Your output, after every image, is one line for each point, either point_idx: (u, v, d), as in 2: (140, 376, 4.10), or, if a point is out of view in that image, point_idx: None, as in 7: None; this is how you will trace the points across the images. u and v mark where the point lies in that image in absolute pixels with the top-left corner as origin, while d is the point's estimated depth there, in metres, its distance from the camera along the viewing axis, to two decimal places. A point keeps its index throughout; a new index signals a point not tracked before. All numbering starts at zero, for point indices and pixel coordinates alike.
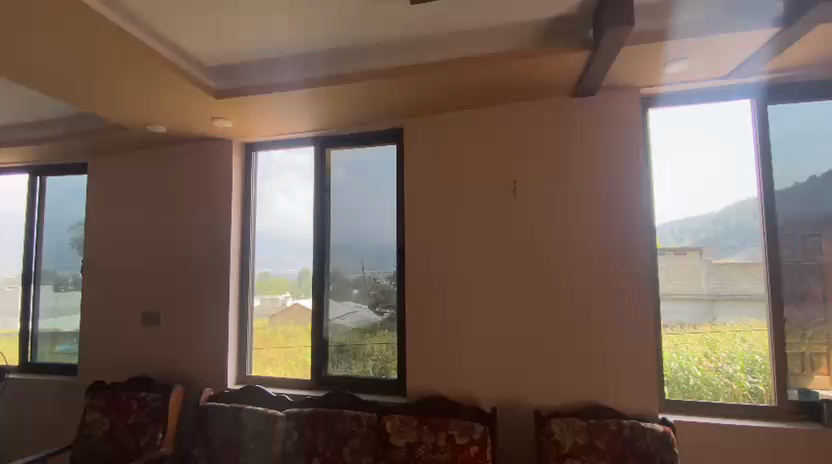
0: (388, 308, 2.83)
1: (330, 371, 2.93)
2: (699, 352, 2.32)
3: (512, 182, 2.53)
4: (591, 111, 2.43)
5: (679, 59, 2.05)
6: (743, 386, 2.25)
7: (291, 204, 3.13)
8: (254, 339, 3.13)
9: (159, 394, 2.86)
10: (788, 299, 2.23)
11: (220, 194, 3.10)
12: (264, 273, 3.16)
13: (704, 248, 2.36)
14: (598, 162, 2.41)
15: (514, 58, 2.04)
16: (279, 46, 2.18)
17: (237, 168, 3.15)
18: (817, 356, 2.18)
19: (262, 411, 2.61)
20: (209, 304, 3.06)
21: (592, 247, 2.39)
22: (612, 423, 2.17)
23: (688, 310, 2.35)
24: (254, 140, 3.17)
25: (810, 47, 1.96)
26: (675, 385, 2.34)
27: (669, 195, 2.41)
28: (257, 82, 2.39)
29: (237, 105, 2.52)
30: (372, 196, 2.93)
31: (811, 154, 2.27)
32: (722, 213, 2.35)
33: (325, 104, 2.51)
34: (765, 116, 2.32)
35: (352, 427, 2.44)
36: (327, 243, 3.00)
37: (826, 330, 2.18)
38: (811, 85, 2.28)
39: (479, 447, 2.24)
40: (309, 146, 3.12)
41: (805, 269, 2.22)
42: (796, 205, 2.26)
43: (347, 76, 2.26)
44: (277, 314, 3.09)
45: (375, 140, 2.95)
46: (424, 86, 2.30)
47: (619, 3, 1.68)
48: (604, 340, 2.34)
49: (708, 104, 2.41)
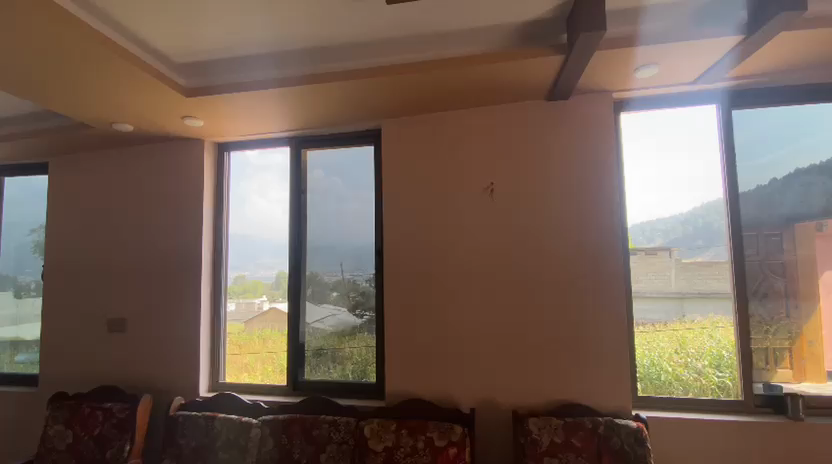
0: (367, 311, 2.80)
1: (308, 376, 2.87)
2: (670, 348, 2.39)
3: (489, 184, 2.55)
4: (566, 113, 2.48)
5: (648, 66, 2.12)
6: (711, 380, 2.34)
7: (266, 205, 3.06)
8: (228, 345, 3.04)
9: (126, 405, 2.72)
10: (752, 296, 2.32)
11: (191, 195, 3.00)
12: (239, 277, 3.07)
13: (674, 248, 2.43)
14: (574, 164, 2.45)
15: (492, 60, 2.06)
16: (254, 46, 2.13)
17: (209, 169, 3.06)
18: (780, 351, 2.28)
19: (236, 419, 2.54)
20: (180, 309, 2.95)
21: (568, 248, 2.43)
22: (588, 421, 2.21)
23: (660, 308, 2.42)
24: (227, 140, 3.08)
25: (769, 56, 2.07)
26: (647, 381, 2.41)
27: (640, 196, 2.48)
28: (231, 80, 2.33)
29: (209, 103, 2.45)
30: (350, 197, 2.89)
31: (774, 157, 2.37)
32: (690, 214, 2.43)
33: (302, 104, 2.46)
34: (729, 121, 2.42)
35: (329, 432, 2.40)
36: (303, 245, 2.94)
37: (788, 326, 2.28)
38: (772, 91, 2.39)
39: (458, 449, 2.24)
40: (285, 146, 3.06)
41: (768, 267, 2.32)
42: (759, 206, 2.36)
43: (325, 75, 2.23)
44: (253, 319, 3.01)
45: (353, 141, 2.92)
46: (403, 88, 2.29)
47: (591, 8, 1.73)
48: (582, 340, 2.38)
49: (677, 108, 2.50)
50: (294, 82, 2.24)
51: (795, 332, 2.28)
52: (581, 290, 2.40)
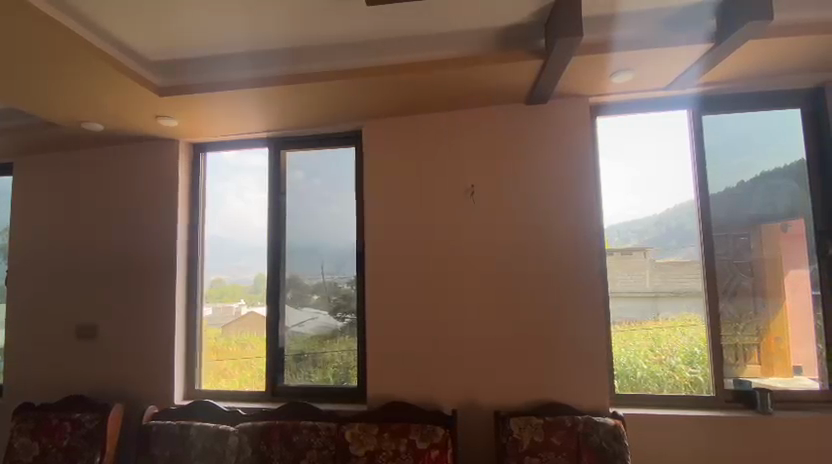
0: (349, 314, 2.77)
1: (288, 380, 2.82)
2: (645, 346, 2.46)
3: (470, 186, 2.56)
4: (545, 117, 2.52)
5: (624, 71, 2.18)
6: (684, 377, 2.41)
7: (244, 207, 2.99)
8: (204, 350, 2.96)
9: (97, 414, 2.61)
10: (722, 295, 2.41)
11: (165, 196, 2.91)
12: (215, 280, 3.00)
13: (649, 248, 2.50)
14: (552, 166, 2.49)
15: (473, 63, 2.08)
16: (231, 45, 2.09)
17: (184, 169, 2.97)
18: (749, 347, 2.37)
19: (213, 427, 2.47)
20: (154, 314, 2.86)
21: (548, 249, 2.46)
22: (567, 419, 2.24)
23: (635, 307, 2.49)
24: (203, 140, 3.00)
25: (738, 63, 2.15)
26: (624, 378, 2.46)
27: (617, 198, 2.54)
28: (207, 79, 2.27)
29: (184, 103, 2.38)
30: (331, 198, 2.86)
31: (742, 161, 2.46)
32: (663, 216, 2.50)
33: (281, 104, 2.43)
34: (700, 125, 2.50)
35: (310, 438, 2.36)
36: (282, 247, 2.89)
37: (756, 322, 2.37)
38: (740, 97, 2.48)
39: (440, 451, 2.24)
40: (264, 146, 3.01)
41: (736, 266, 2.41)
42: (728, 208, 2.45)
43: (305, 76, 2.20)
44: (230, 324, 2.94)
45: (334, 142, 2.89)
46: (384, 89, 2.28)
47: (569, 15, 1.76)
48: (562, 339, 2.41)
49: (650, 112, 2.57)
50: (273, 82, 2.21)
51: (763, 329, 2.37)
52: (561, 290, 2.43)
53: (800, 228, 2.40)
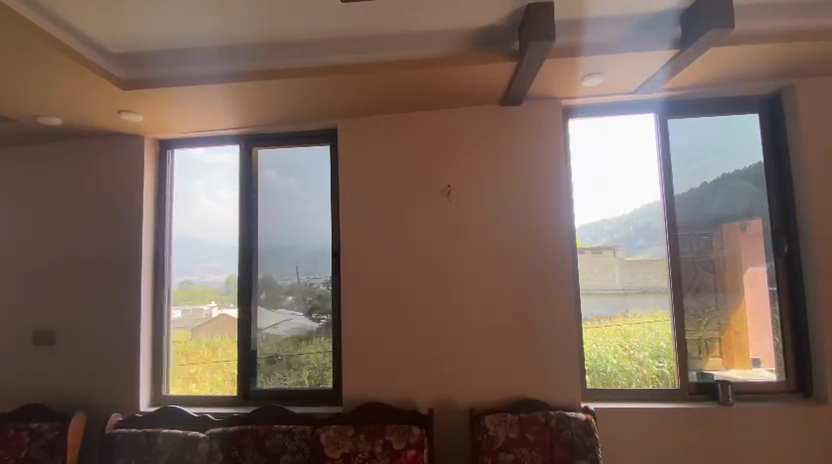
0: (325, 315, 2.73)
1: (261, 384, 2.75)
2: (615, 342, 2.53)
3: (446, 186, 2.57)
4: (519, 118, 2.56)
5: (594, 75, 2.24)
6: (652, 370, 2.50)
7: (214, 206, 2.90)
8: (172, 354, 2.86)
9: (56, 424, 2.48)
10: (687, 291, 2.51)
11: (130, 194, 2.79)
12: (184, 282, 2.90)
13: (617, 247, 2.58)
14: (527, 166, 2.53)
15: (449, 64, 2.09)
16: (201, 39, 2.02)
17: (150, 167, 2.86)
18: (712, 341, 2.48)
19: (181, 433, 2.38)
20: (117, 319, 2.73)
21: (523, 248, 2.50)
22: (541, 415, 2.29)
23: (605, 304, 2.56)
24: (170, 136, 2.89)
25: (701, 70, 2.25)
26: (595, 373, 2.53)
27: (588, 198, 2.61)
28: (175, 73, 2.19)
29: (150, 97, 2.29)
30: (306, 197, 2.81)
31: (704, 163, 2.57)
32: (631, 216, 2.59)
33: (253, 100, 2.36)
34: (666, 128, 2.60)
35: (284, 442, 2.31)
36: (254, 248, 2.82)
37: (718, 317, 2.49)
38: (702, 102, 2.59)
39: (417, 450, 2.24)
40: (235, 144, 2.92)
41: (700, 264, 2.52)
42: (692, 208, 2.55)
43: (277, 71, 2.15)
44: (200, 327, 2.84)
45: (308, 140, 2.84)
46: (359, 88, 2.26)
47: (541, 19, 1.80)
48: (537, 337, 2.45)
49: (620, 115, 2.66)
50: (245, 78, 2.15)
51: (724, 323, 2.48)
52: (536, 289, 2.47)
53: (758, 228, 2.52)
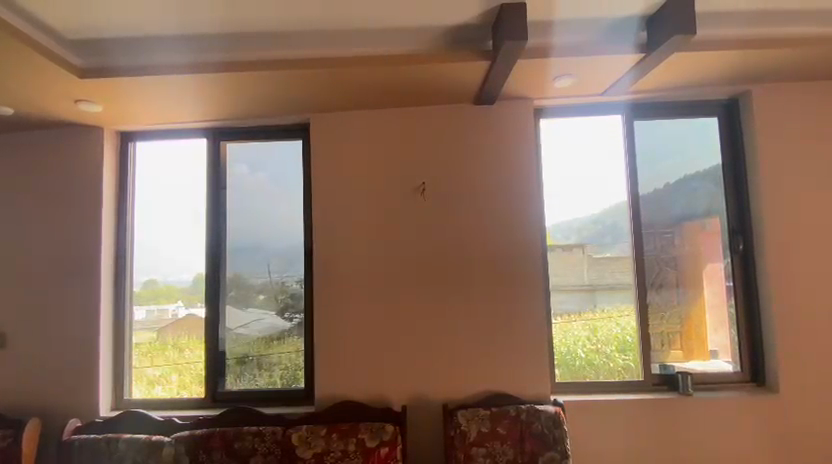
0: (297, 314, 2.68)
1: (231, 386, 2.68)
2: (584, 336, 2.61)
3: (421, 184, 2.57)
4: (492, 117, 2.58)
5: (565, 76, 2.29)
6: (617, 363, 2.59)
7: (180, 202, 2.79)
8: (135, 356, 2.74)
9: (8, 431, 2.34)
10: (650, 287, 2.62)
11: (88, 189, 2.65)
12: (148, 281, 2.77)
13: (586, 244, 2.66)
14: (500, 165, 2.57)
15: (423, 61, 2.09)
16: (166, 28, 1.94)
17: (110, 160, 2.72)
18: (673, 334, 2.60)
19: (144, 439, 2.30)
20: (74, 320, 2.60)
21: (496, 246, 2.53)
22: (512, 409, 2.33)
23: (574, 299, 2.64)
24: (131, 128, 2.76)
25: (664, 75, 2.35)
26: (564, 367, 2.60)
27: (558, 198, 2.67)
28: (138, 62, 2.09)
29: (110, 87, 2.17)
30: (278, 194, 2.74)
31: (667, 164, 2.68)
32: (599, 214, 2.67)
33: (221, 92, 2.29)
34: (632, 130, 2.69)
35: (254, 443, 2.27)
36: (222, 245, 2.74)
37: (679, 311, 2.61)
38: (666, 105, 2.70)
39: (390, 448, 2.24)
40: (203, 138, 2.82)
41: (663, 260, 2.63)
42: (656, 208, 2.66)
43: (247, 64, 2.09)
44: (166, 327, 2.73)
45: (279, 134, 2.77)
46: (333, 83, 2.23)
47: (514, 20, 1.82)
48: (509, 333, 2.49)
49: (590, 116, 2.73)
50: (212, 69, 2.07)
51: (685, 317, 2.60)
52: (509, 286, 2.51)
53: (716, 227, 2.66)
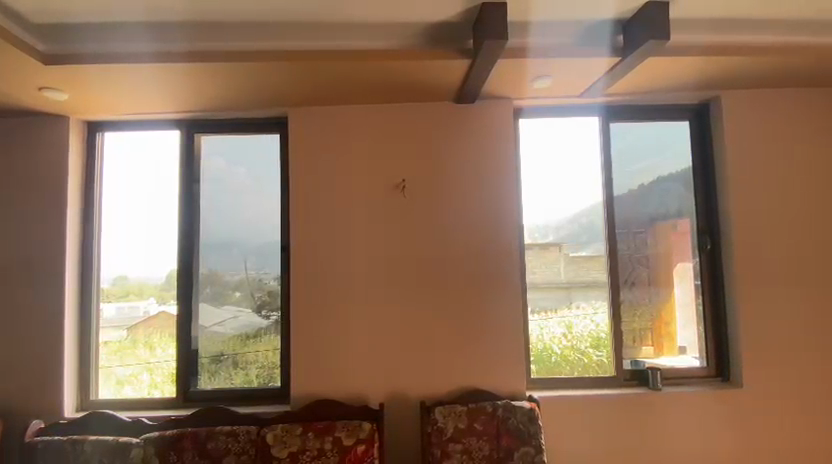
0: (274, 311, 2.63)
1: (204, 385, 2.61)
2: (559, 333, 2.67)
3: (401, 181, 2.56)
4: (472, 115, 2.60)
5: (543, 76, 2.32)
6: (591, 359, 2.66)
7: (152, 196, 2.70)
8: (103, 356, 2.63)
9: None
10: (623, 285, 2.69)
11: (52, 181, 2.53)
12: (116, 278, 2.67)
13: (563, 243, 2.71)
14: (480, 163, 2.58)
15: (404, 57, 2.08)
16: (137, 14, 1.86)
17: (75, 151, 2.60)
18: (644, 331, 2.68)
19: (111, 440, 2.21)
20: (37, 318, 2.48)
21: (475, 244, 2.55)
22: (488, 404, 2.36)
23: (550, 297, 2.69)
24: (99, 118, 2.64)
25: (639, 79, 2.41)
26: (541, 363, 2.65)
27: (536, 197, 2.71)
28: (108, 49, 2.01)
29: (76, 75, 2.08)
30: (255, 188, 2.68)
31: (640, 166, 2.76)
32: (575, 215, 2.73)
33: (196, 83, 2.22)
34: (608, 132, 2.76)
35: (227, 443, 2.22)
36: (196, 241, 2.66)
37: (650, 309, 2.69)
38: (641, 108, 2.78)
39: (366, 445, 2.23)
40: (176, 130, 2.72)
41: (635, 259, 2.71)
42: (629, 209, 2.73)
43: (224, 54, 2.03)
44: (136, 325, 2.64)
45: (256, 128, 2.71)
46: (311, 76, 2.19)
47: (495, 19, 1.83)
48: (487, 330, 2.52)
49: (567, 117, 2.78)
50: (186, 59, 2.01)
51: (656, 314, 2.69)
52: (487, 283, 2.54)
53: (686, 227, 2.75)
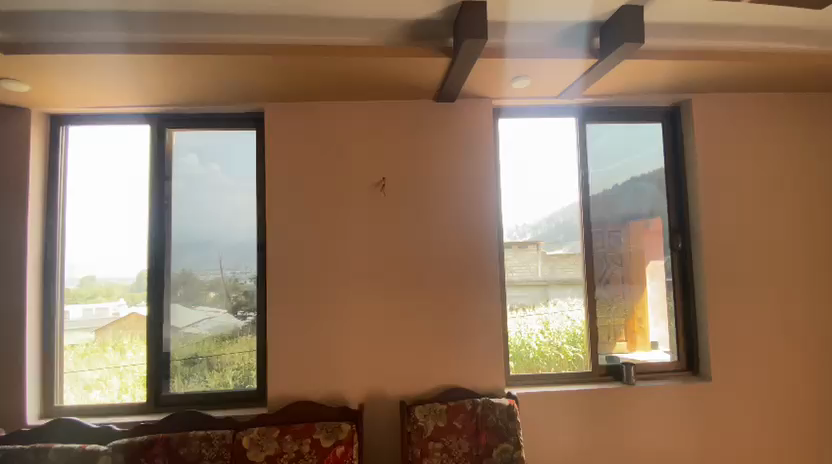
0: (251, 312, 2.57)
1: (177, 389, 2.52)
2: (537, 329, 2.71)
3: (380, 179, 2.55)
4: (452, 114, 2.60)
5: (522, 77, 2.34)
6: (568, 355, 2.71)
7: (121, 193, 2.59)
8: (68, 360, 2.52)
9: None
10: (598, 282, 2.75)
11: (11, 176, 2.40)
12: (83, 279, 2.55)
13: (540, 241, 2.75)
14: (459, 162, 2.59)
15: (383, 54, 2.06)
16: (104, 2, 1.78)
17: (37, 145, 2.47)
18: (618, 327, 2.75)
19: (77, 448, 2.11)
20: None
21: (455, 243, 2.56)
22: (468, 402, 2.37)
23: (529, 294, 2.73)
24: (63, 111, 2.52)
25: (614, 81, 2.47)
26: (519, 360, 2.69)
27: (515, 196, 2.75)
28: (73, 39, 1.92)
29: (38, 65, 1.98)
30: (230, 186, 2.61)
31: (615, 167, 2.83)
32: (552, 214, 2.77)
33: (169, 76, 2.14)
34: (585, 132, 2.82)
35: (201, 448, 2.16)
36: (167, 240, 2.57)
37: (624, 305, 2.77)
38: (616, 110, 2.85)
39: (345, 447, 2.20)
40: (147, 124, 2.63)
41: (609, 258, 2.78)
42: (604, 208, 2.79)
43: (197, 46, 1.97)
44: (104, 328, 2.53)
45: (232, 123, 2.64)
46: (289, 71, 2.15)
47: (474, 17, 1.84)
48: (467, 328, 2.53)
49: (545, 117, 2.82)
50: (157, 50, 1.94)
51: (629, 310, 2.77)
52: (467, 281, 2.55)
53: (658, 226, 2.84)
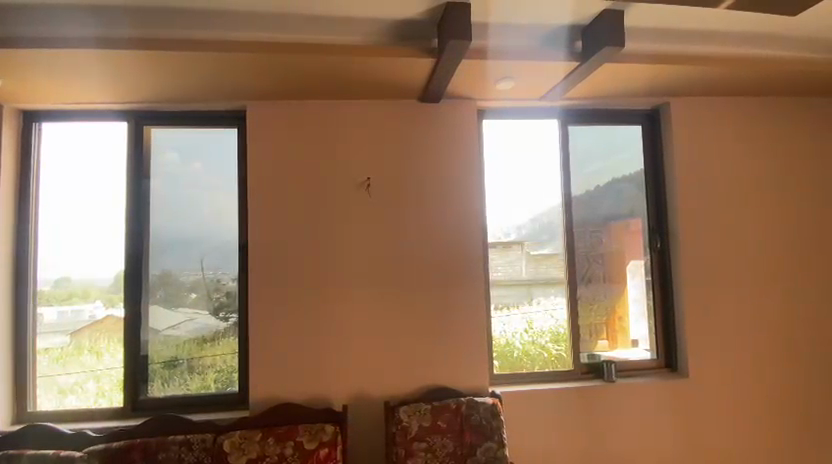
0: (233, 313, 2.53)
1: (155, 393, 2.46)
2: (521, 329, 2.74)
3: (365, 179, 2.54)
4: (437, 115, 2.61)
5: (506, 79, 2.37)
6: (551, 354, 2.75)
7: (98, 191, 2.52)
8: (41, 364, 2.43)
9: None
10: (581, 282, 2.80)
11: None
12: (57, 280, 2.47)
13: (524, 241, 2.78)
14: (444, 162, 2.60)
15: (367, 54, 2.05)
16: None
17: (9, 142, 2.38)
18: (600, 325, 2.81)
19: (51, 454, 2.04)
20: None
21: (439, 242, 2.57)
22: (452, 402, 2.38)
23: (513, 294, 2.75)
24: (36, 107, 2.44)
25: (596, 84, 2.52)
26: (503, 359, 2.71)
27: (499, 197, 2.77)
28: (47, 34, 1.87)
29: (9, 60, 1.91)
30: (212, 185, 2.56)
31: (597, 168, 2.88)
32: (536, 214, 2.81)
33: (148, 73, 2.10)
34: (567, 134, 2.86)
35: (181, 453, 2.11)
36: (146, 240, 2.51)
37: (605, 304, 2.82)
38: (597, 112, 2.90)
39: (329, 448, 2.19)
40: (125, 121, 2.55)
41: (591, 258, 2.83)
42: (586, 209, 2.84)
43: (178, 43, 1.93)
44: (80, 331, 2.46)
45: (214, 121, 2.59)
46: (272, 70, 2.12)
47: (458, 19, 1.86)
48: (452, 328, 2.54)
49: (529, 118, 2.86)
50: (136, 46, 1.89)
51: (610, 309, 2.82)
52: (451, 281, 2.56)
53: (638, 226, 2.91)
